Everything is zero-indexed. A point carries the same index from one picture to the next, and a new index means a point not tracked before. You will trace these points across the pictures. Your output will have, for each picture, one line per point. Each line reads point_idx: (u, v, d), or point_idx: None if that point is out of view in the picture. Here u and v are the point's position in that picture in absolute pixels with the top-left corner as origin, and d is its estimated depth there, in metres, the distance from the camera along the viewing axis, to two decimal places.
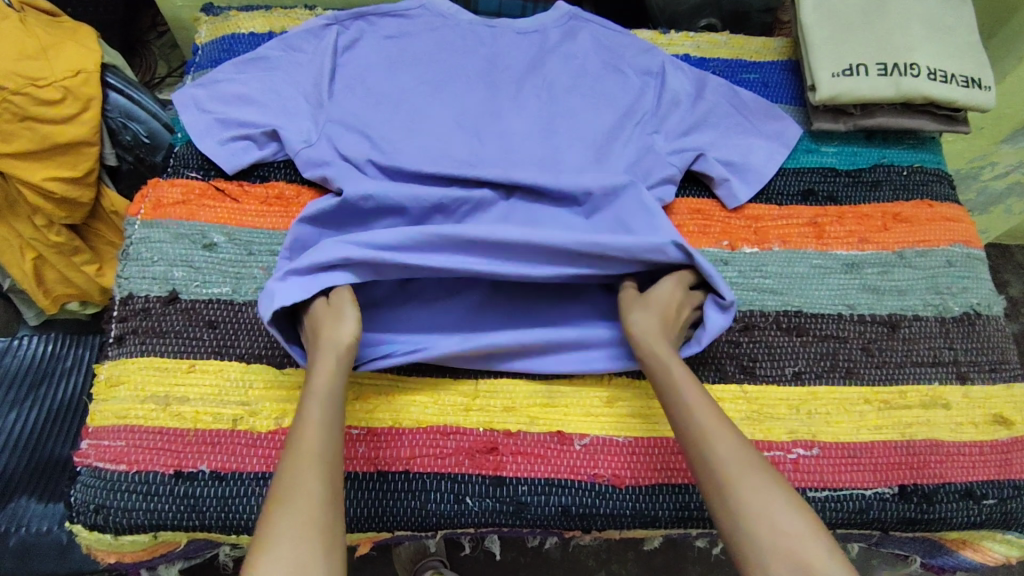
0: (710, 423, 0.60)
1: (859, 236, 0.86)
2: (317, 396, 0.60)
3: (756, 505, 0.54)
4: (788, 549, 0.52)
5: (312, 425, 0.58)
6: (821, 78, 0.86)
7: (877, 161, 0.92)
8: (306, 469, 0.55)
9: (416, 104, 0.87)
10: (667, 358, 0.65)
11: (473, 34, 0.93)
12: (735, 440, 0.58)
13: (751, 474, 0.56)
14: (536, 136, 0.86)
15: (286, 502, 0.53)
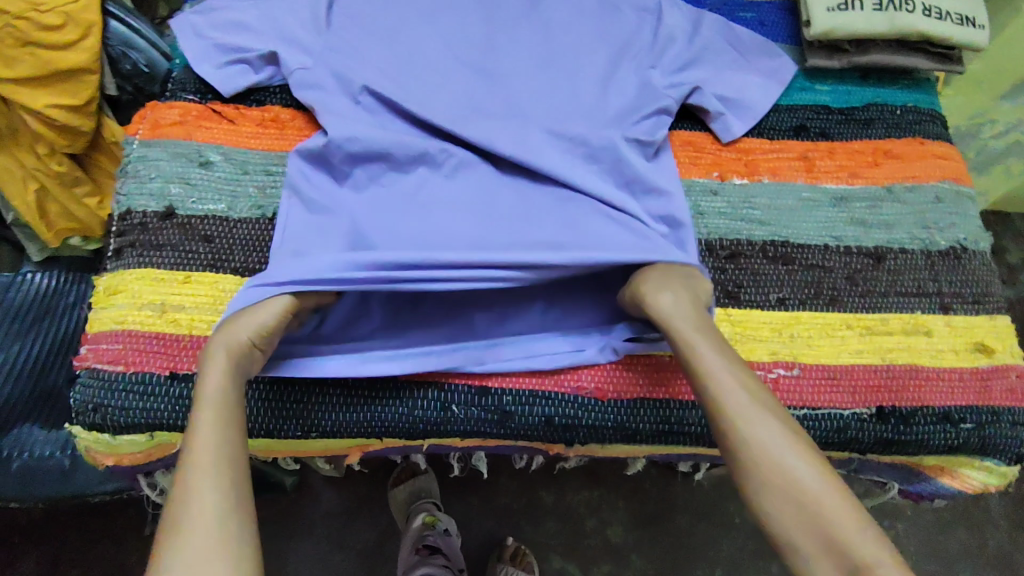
0: (731, 405, 0.59)
1: (849, 171, 0.87)
2: (205, 407, 0.58)
3: (781, 482, 0.55)
4: (813, 522, 0.53)
5: (198, 439, 0.56)
6: (815, 13, 0.87)
7: (870, 100, 0.92)
8: (195, 483, 0.53)
9: (413, 37, 0.87)
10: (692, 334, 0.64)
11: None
12: (756, 418, 0.58)
13: (774, 452, 0.56)
14: (530, 67, 0.87)
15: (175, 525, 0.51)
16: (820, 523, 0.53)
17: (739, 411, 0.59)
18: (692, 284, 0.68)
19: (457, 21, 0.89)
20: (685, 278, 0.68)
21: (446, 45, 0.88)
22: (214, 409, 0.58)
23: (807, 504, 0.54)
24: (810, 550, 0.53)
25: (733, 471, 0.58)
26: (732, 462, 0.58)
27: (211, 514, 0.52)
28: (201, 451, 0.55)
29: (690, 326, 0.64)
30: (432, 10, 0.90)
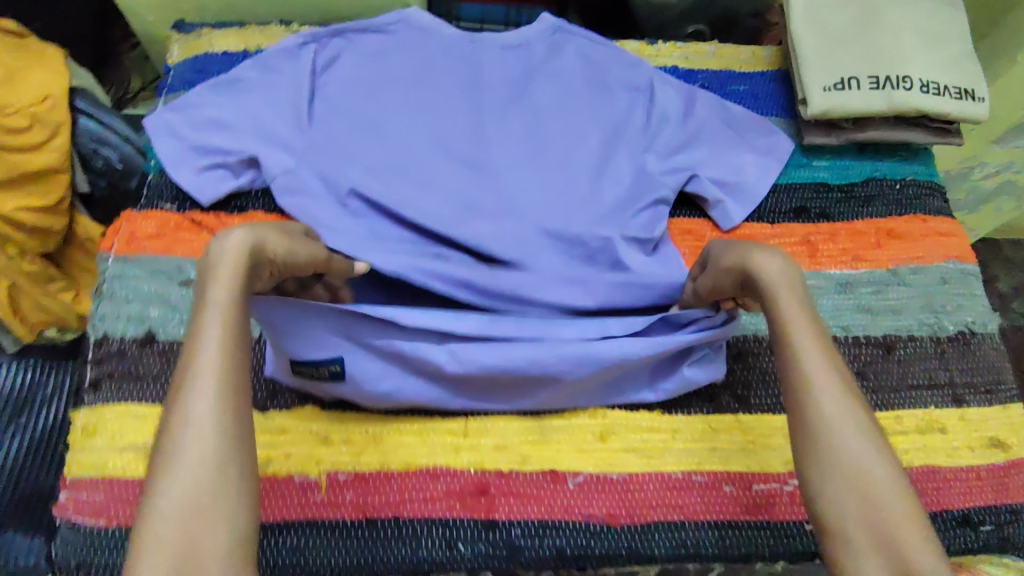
0: (816, 374, 0.54)
1: (852, 255, 0.85)
2: (217, 327, 0.50)
3: (850, 466, 0.51)
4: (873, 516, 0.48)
5: (205, 367, 0.48)
6: (812, 91, 0.84)
7: (869, 174, 0.90)
8: (201, 429, 0.46)
9: (400, 129, 0.85)
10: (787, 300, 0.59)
11: (458, 49, 0.91)
12: (838, 396, 0.53)
13: (850, 433, 0.52)
14: (522, 157, 0.84)
15: (169, 467, 0.44)
16: (877, 516, 0.48)
17: (822, 383, 0.54)
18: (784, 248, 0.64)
19: (444, 107, 0.87)
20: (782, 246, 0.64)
21: (434, 134, 0.85)
22: (228, 330, 0.50)
23: (869, 495, 0.49)
24: (859, 540, 0.48)
25: (797, 441, 0.54)
26: (799, 429, 0.54)
27: (213, 465, 0.45)
28: (210, 382, 0.47)
29: (789, 291, 0.59)
30: (417, 98, 0.87)
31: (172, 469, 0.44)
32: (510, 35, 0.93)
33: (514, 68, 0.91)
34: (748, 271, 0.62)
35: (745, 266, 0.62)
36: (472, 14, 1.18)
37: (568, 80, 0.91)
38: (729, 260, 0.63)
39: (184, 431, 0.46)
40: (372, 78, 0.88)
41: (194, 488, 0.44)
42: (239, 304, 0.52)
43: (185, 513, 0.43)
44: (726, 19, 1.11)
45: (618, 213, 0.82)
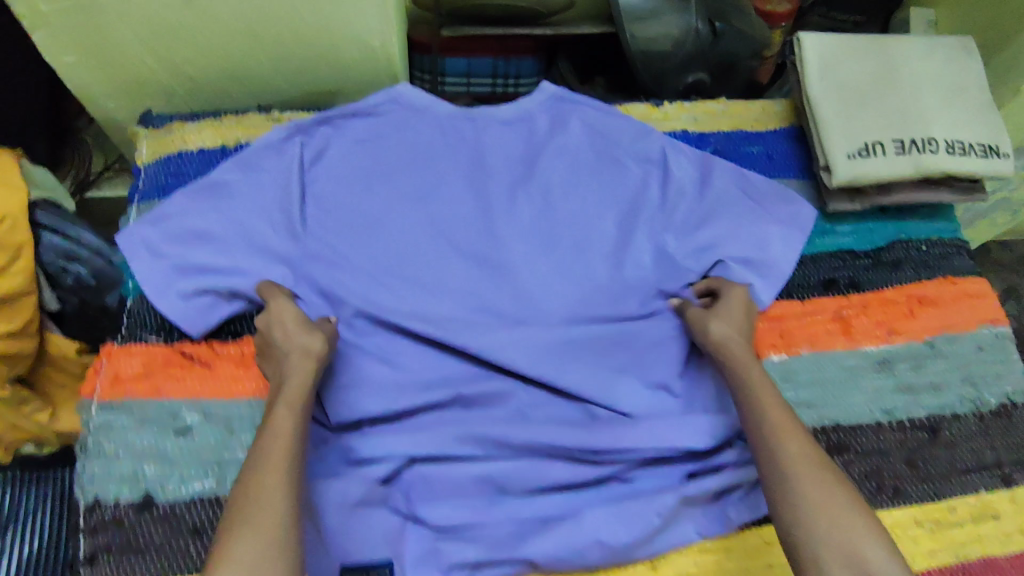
0: (780, 420, 0.64)
1: (887, 328, 0.81)
2: (287, 402, 0.61)
3: (819, 496, 0.58)
4: (845, 540, 0.56)
5: (276, 436, 0.58)
6: (837, 159, 0.80)
7: (894, 237, 0.86)
8: (269, 484, 0.55)
9: (401, 227, 0.79)
10: (742, 360, 0.70)
11: (455, 130, 0.85)
12: (801, 439, 0.62)
13: (815, 468, 0.60)
14: (535, 249, 0.80)
15: (248, 517, 0.53)
16: (844, 537, 0.56)
17: (788, 431, 0.63)
18: (755, 322, 0.76)
19: (447, 197, 0.81)
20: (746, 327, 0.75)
21: (439, 229, 0.79)
22: (295, 406, 0.61)
23: (841, 516, 0.57)
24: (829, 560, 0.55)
25: (770, 480, 0.61)
26: (768, 470, 0.62)
27: (287, 509, 0.54)
28: (286, 446, 0.58)
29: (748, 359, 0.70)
30: (416, 189, 0.81)
31: (254, 517, 0.53)
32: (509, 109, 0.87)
33: (515, 148, 0.86)
34: (721, 343, 0.72)
35: (719, 339, 0.73)
36: (456, 68, 1.11)
37: (576, 157, 0.85)
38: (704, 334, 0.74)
39: (260, 488, 0.55)
40: (365, 169, 0.82)
41: (274, 529, 0.52)
42: (307, 387, 0.63)
43: (272, 551, 0.51)
44: (725, 64, 1.06)
45: (651, 309, 0.78)
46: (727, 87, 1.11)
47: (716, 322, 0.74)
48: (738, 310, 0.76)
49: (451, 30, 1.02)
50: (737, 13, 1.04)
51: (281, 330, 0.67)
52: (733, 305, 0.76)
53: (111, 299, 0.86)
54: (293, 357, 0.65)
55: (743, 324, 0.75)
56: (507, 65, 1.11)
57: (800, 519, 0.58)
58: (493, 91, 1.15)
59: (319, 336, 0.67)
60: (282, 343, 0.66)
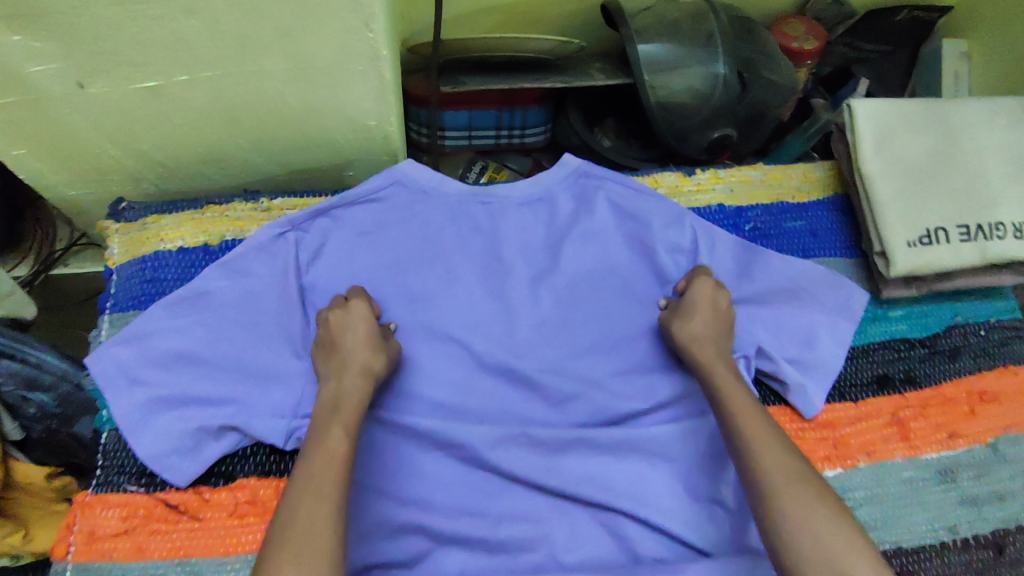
0: (753, 424, 0.60)
1: (947, 429, 0.74)
2: (343, 425, 0.58)
3: (794, 504, 0.53)
4: (819, 546, 0.51)
5: (328, 460, 0.55)
6: (894, 247, 0.72)
7: (950, 321, 0.79)
8: (307, 510, 0.51)
9: (415, 336, 0.72)
10: (712, 359, 0.67)
11: (469, 217, 0.77)
12: (770, 439, 0.58)
13: (787, 470, 0.55)
14: (561, 357, 0.73)
15: (293, 542, 0.49)
16: (818, 539, 0.51)
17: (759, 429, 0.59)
18: (730, 315, 0.70)
19: (464, 298, 0.74)
20: (727, 324, 0.70)
21: (461, 338, 0.72)
22: (349, 429, 0.58)
23: (813, 521, 0.52)
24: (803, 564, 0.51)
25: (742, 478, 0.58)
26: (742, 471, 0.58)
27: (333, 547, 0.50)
28: (331, 473, 0.54)
29: (714, 353, 0.67)
30: (425, 291, 0.74)
31: (301, 546, 0.49)
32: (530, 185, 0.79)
33: (536, 233, 0.77)
34: (690, 338, 0.69)
35: (690, 339, 0.69)
36: (457, 122, 1.00)
37: (605, 244, 0.77)
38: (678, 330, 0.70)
39: (307, 514, 0.51)
40: (372, 268, 0.74)
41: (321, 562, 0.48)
42: (361, 410, 0.61)
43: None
44: (754, 116, 0.97)
45: (698, 423, 0.71)
46: (755, 138, 1.01)
47: (685, 324, 0.69)
48: (705, 302, 0.71)
49: (450, 86, 0.92)
50: (767, 61, 0.94)
51: (350, 340, 0.65)
52: (698, 303, 0.71)
53: (82, 427, 0.78)
54: (353, 373, 0.63)
55: (713, 320, 0.70)
56: (514, 117, 1.01)
57: (775, 521, 0.53)
58: (497, 143, 1.05)
59: (379, 357, 0.65)
60: (346, 353, 0.64)
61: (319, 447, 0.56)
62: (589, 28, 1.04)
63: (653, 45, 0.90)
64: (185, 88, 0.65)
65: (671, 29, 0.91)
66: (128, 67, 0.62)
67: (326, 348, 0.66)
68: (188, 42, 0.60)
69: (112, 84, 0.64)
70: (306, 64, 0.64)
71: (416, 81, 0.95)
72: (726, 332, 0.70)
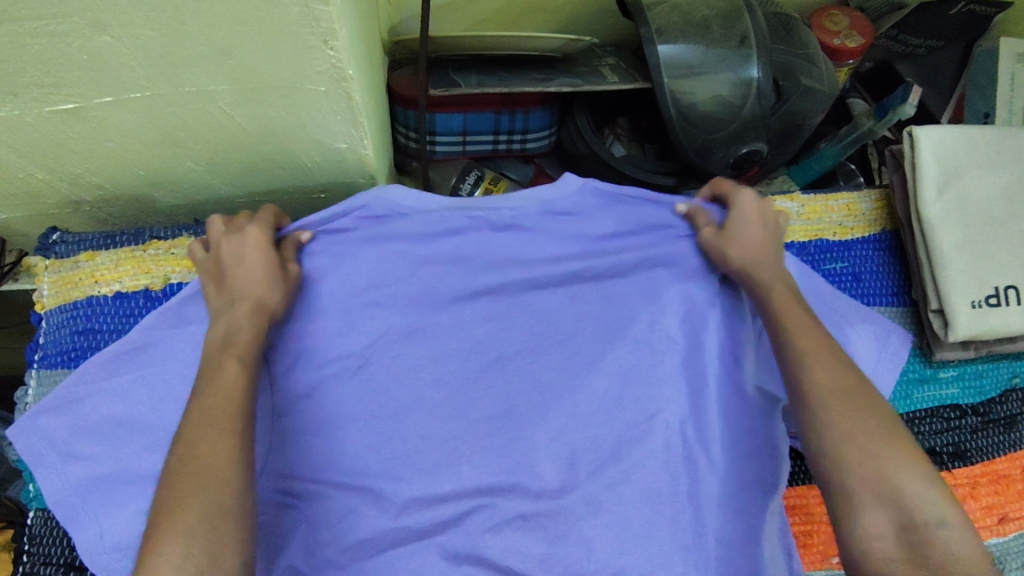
0: (808, 342, 0.55)
1: (998, 513, 0.65)
2: (240, 356, 0.53)
3: (852, 425, 0.50)
4: (867, 465, 0.49)
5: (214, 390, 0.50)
6: (957, 308, 0.61)
7: (1008, 383, 0.68)
8: (218, 434, 0.48)
9: (399, 398, 0.60)
10: (769, 278, 0.60)
11: (466, 237, 0.66)
12: (831, 361, 0.54)
13: (849, 395, 0.52)
14: (567, 428, 0.62)
15: (199, 478, 0.46)
16: (880, 471, 0.49)
17: (814, 351, 0.55)
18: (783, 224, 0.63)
19: (443, 354, 0.62)
20: (779, 241, 0.64)
21: (451, 396, 0.61)
22: (247, 358, 0.53)
23: (871, 440, 0.50)
24: (863, 495, 0.49)
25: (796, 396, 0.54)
26: (793, 393, 0.55)
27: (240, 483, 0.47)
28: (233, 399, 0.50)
29: (776, 271, 0.61)
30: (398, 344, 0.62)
31: (214, 484, 0.46)
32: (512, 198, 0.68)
33: (539, 255, 0.67)
34: (742, 257, 0.62)
35: (744, 263, 0.62)
36: (449, 126, 0.87)
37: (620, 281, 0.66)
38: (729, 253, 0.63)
39: (211, 447, 0.47)
40: (337, 310, 0.61)
41: (226, 494, 0.46)
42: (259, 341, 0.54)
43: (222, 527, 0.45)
44: (789, 129, 0.84)
45: (720, 506, 0.61)
46: (786, 153, 0.89)
47: (735, 247, 0.62)
48: (756, 220, 0.63)
49: (442, 88, 0.79)
50: (807, 67, 0.82)
51: (241, 274, 0.56)
52: (747, 221, 0.63)
53: (14, 491, 0.73)
54: (244, 309, 0.55)
55: (764, 238, 0.63)
56: (512, 120, 0.88)
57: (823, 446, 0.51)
58: (494, 149, 0.92)
59: (274, 290, 0.57)
60: (234, 291, 0.55)
61: (214, 379, 0.51)
62: (600, 15, 0.90)
63: (677, 47, 0.77)
64: (115, 111, 0.54)
65: (700, 30, 0.78)
66: (40, 88, 0.50)
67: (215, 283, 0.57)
68: (107, 59, 0.48)
69: (23, 107, 0.52)
70: (255, 84, 0.53)
71: (402, 78, 0.82)
72: (777, 246, 0.64)
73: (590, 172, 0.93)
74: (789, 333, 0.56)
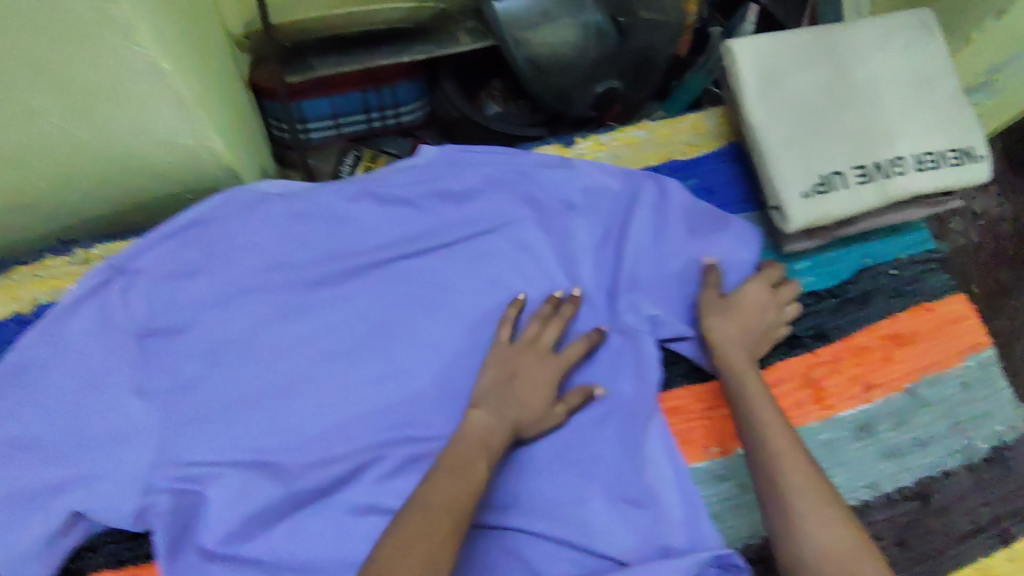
0: (767, 410, 0.59)
1: (863, 383, 0.70)
2: (462, 450, 0.56)
3: (801, 489, 0.54)
4: (818, 536, 0.51)
5: (461, 478, 0.53)
6: (789, 201, 0.64)
7: (860, 264, 0.73)
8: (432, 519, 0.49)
9: (287, 375, 0.62)
10: (743, 372, 0.62)
11: (317, 219, 0.64)
12: (802, 460, 0.56)
13: (801, 465, 0.55)
14: (452, 376, 0.64)
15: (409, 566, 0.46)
16: (827, 541, 0.51)
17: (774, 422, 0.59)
18: (768, 333, 0.66)
19: (320, 327, 0.63)
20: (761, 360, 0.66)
21: (335, 365, 0.63)
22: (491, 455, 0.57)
23: (817, 507, 0.53)
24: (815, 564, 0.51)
25: (764, 488, 0.56)
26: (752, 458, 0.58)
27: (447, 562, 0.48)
28: (465, 494, 0.52)
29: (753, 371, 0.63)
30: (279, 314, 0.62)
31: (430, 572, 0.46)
32: (391, 171, 0.67)
33: (390, 234, 0.66)
34: (728, 340, 0.64)
35: (720, 338, 0.64)
36: (319, 111, 0.90)
37: (483, 228, 0.67)
38: (712, 322, 0.65)
39: (424, 529, 0.49)
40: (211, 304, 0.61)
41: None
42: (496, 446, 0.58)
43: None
44: (642, 62, 0.86)
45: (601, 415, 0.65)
46: (648, 86, 0.91)
47: (722, 322, 0.64)
48: (753, 314, 0.66)
49: (296, 74, 0.81)
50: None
51: (528, 377, 0.62)
52: (744, 305, 0.66)
53: None
54: (482, 414, 0.59)
55: (754, 332, 0.65)
56: (380, 96, 0.91)
57: (775, 503, 0.54)
58: (369, 128, 0.94)
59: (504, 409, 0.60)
60: (524, 391, 0.61)
61: (466, 462, 0.55)
62: None
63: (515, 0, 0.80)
64: None
65: None
66: None
67: (502, 380, 0.61)
68: None
69: None
70: (77, 93, 0.54)
71: (263, 72, 0.84)
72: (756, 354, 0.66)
73: (465, 135, 0.96)
74: (750, 398, 0.60)
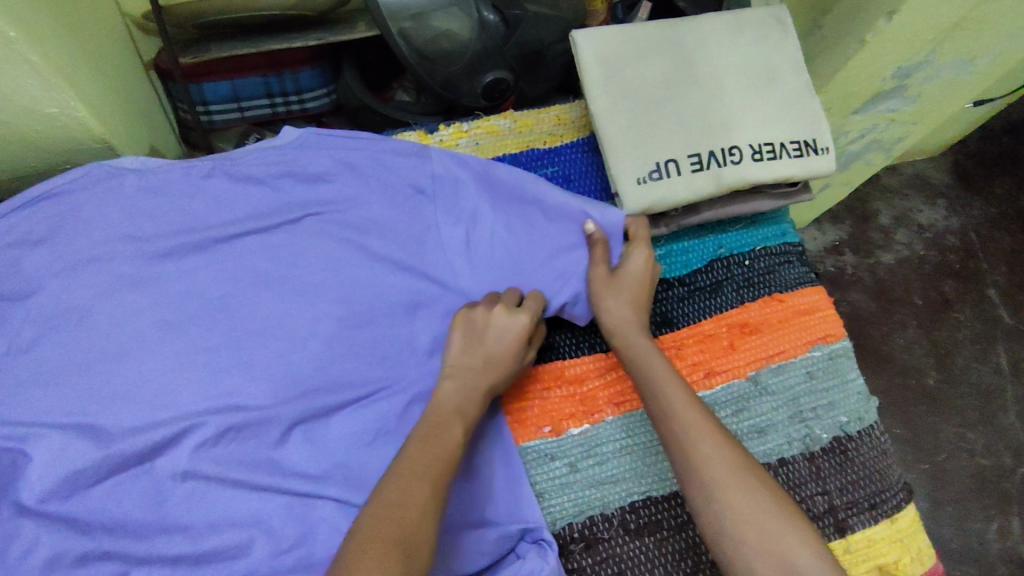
0: (675, 386, 0.60)
1: (704, 369, 0.71)
2: (434, 420, 0.61)
3: (716, 468, 0.54)
4: (740, 513, 0.52)
5: (431, 448, 0.57)
6: (624, 188, 0.67)
7: (713, 254, 0.76)
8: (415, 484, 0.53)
9: (122, 341, 0.64)
10: (643, 349, 0.64)
11: (169, 193, 0.70)
12: (718, 437, 0.56)
13: (717, 439, 0.56)
14: (290, 347, 0.67)
15: (387, 530, 0.50)
16: (752, 516, 0.51)
17: (684, 398, 0.60)
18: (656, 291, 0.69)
19: (159, 296, 0.66)
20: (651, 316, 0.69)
21: (170, 334, 0.65)
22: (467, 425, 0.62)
23: (736, 481, 0.53)
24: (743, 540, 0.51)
25: (681, 460, 0.56)
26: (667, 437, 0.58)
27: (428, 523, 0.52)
28: (438, 460, 0.57)
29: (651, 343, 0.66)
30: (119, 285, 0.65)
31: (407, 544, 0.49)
32: (248, 155, 0.73)
33: (242, 208, 0.70)
34: (620, 316, 0.67)
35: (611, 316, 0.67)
36: (220, 93, 0.93)
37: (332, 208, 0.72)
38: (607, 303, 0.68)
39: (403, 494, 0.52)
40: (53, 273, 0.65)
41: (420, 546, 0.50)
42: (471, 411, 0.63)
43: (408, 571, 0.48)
44: (529, 54, 0.89)
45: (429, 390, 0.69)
46: (539, 79, 0.95)
47: (612, 301, 0.67)
48: (637, 284, 0.69)
49: (193, 57, 0.85)
50: None
51: (497, 333, 0.66)
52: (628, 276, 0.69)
53: None
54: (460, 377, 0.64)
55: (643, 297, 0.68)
56: (281, 82, 0.94)
57: (696, 483, 0.54)
58: (274, 112, 0.97)
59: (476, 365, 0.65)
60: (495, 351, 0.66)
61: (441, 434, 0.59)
62: None
63: None
64: None
65: None
66: None
67: (469, 344, 0.66)
68: None
69: None
70: None
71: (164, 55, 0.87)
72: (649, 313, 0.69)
73: (368, 123, 0.99)
74: (657, 373, 0.62)
